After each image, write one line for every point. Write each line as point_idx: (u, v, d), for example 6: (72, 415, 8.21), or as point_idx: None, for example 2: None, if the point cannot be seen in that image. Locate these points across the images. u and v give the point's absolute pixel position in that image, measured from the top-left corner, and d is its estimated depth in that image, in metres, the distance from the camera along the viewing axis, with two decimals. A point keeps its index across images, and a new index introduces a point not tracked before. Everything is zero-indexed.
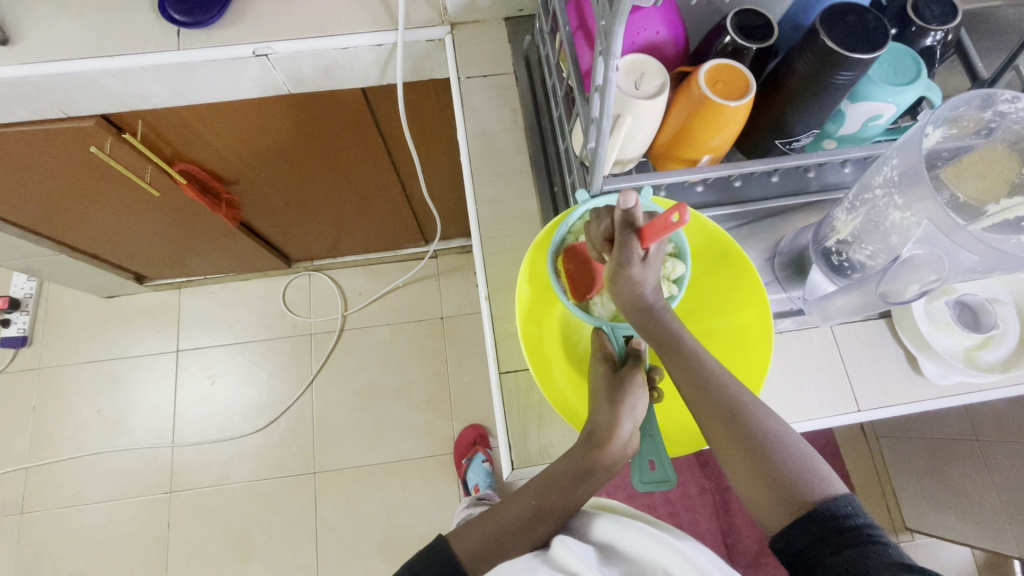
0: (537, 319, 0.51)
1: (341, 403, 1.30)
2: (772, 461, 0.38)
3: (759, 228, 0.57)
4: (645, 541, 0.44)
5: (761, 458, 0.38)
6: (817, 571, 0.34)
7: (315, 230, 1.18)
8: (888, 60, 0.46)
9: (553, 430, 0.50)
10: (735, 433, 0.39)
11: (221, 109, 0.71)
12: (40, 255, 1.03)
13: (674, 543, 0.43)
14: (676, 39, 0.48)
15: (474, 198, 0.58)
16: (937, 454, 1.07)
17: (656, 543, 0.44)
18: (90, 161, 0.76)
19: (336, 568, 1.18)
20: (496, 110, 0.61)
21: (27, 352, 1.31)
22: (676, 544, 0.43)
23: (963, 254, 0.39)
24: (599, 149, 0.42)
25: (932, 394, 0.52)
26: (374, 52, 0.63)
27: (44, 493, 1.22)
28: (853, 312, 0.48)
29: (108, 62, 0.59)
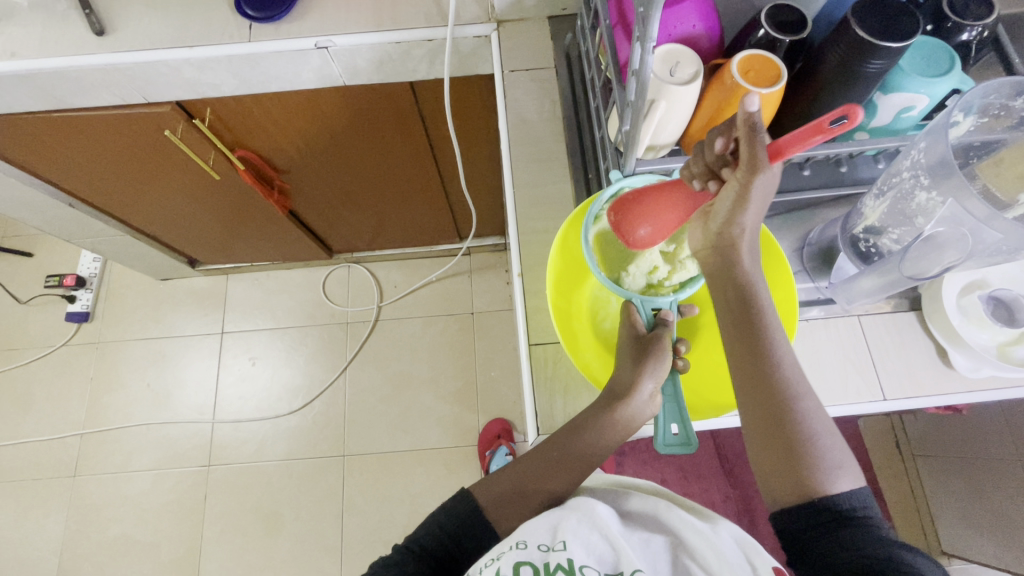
0: (567, 291, 0.53)
1: (372, 390, 1.35)
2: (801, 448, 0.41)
3: (790, 220, 0.59)
4: (671, 517, 0.46)
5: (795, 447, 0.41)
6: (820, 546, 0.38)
7: (356, 221, 1.24)
8: (922, 54, 0.47)
9: (578, 400, 0.53)
10: (772, 410, 0.42)
11: (282, 99, 0.77)
12: (108, 234, 1.12)
13: (698, 523, 0.45)
14: (712, 32, 0.50)
15: (512, 182, 0.62)
16: (976, 473, 1.03)
17: (682, 519, 0.46)
18: (162, 145, 0.83)
19: (359, 549, 1.21)
20: (536, 102, 0.65)
21: (88, 327, 1.41)
22: (702, 528, 0.44)
23: (989, 232, 0.40)
24: (634, 131, 0.44)
25: (963, 388, 0.52)
26: (424, 47, 0.67)
27: (95, 459, 1.30)
28: (878, 293, 0.50)
29: (188, 52, 0.65)
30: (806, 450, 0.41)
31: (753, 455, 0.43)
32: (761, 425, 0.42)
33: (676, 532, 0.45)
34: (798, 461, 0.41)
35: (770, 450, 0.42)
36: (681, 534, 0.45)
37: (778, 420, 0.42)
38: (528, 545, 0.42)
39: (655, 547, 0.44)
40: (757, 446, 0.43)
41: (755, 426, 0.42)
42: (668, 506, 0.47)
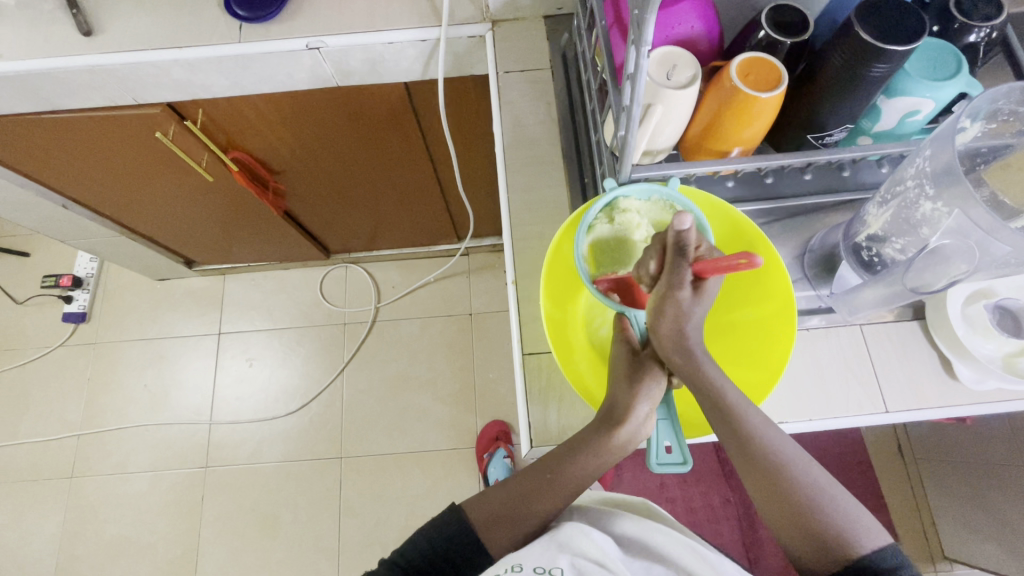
0: (560, 302, 0.52)
1: (370, 392, 1.34)
2: (812, 509, 0.41)
3: (791, 226, 0.57)
4: (670, 543, 0.47)
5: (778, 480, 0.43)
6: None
7: (353, 222, 1.23)
8: (928, 55, 0.45)
9: (573, 411, 0.52)
10: (772, 481, 0.43)
11: (274, 100, 0.76)
12: (103, 235, 1.11)
13: (698, 551, 0.46)
14: (711, 33, 0.49)
15: (506, 187, 0.60)
16: (980, 478, 1.02)
17: (681, 546, 0.47)
18: (154, 147, 0.82)
19: (356, 552, 1.21)
20: (532, 104, 0.63)
21: (85, 327, 1.40)
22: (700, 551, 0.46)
23: (997, 244, 0.38)
24: (629, 137, 0.43)
25: (968, 400, 0.51)
26: (418, 48, 0.66)
27: (92, 460, 1.30)
28: (880, 305, 0.48)
29: (177, 53, 0.64)
30: (815, 512, 0.41)
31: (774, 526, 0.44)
32: (767, 497, 0.43)
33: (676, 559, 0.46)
34: (813, 525, 0.41)
35: (786, 523, 0.42)
36: (680, 561, 0.45)
37: (784, 493, 0.42)
38: (523, 568, 0.42)
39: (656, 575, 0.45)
40: (775, 519, 0.43)
41: (768, 504, 0.43)
42: (664, 530, 0.48)
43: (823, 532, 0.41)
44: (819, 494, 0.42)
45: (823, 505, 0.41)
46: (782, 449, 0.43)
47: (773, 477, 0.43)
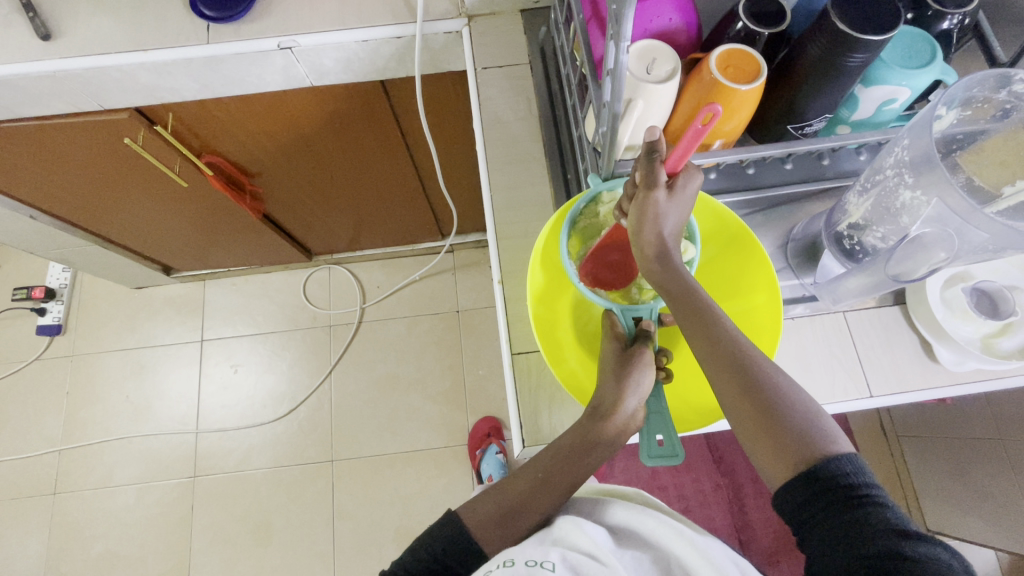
0: (547, 301, 0.52)
1: (358, 393, 1.33)
2: (779, 416, 0.38)
3: (772, 215, 0.58)
4: (662, 530, 0.48)
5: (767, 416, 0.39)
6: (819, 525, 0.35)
7: (335, 223, 1.21)
8: (903, 44, 0.45)
9: (564, 410, 0.51)
10: (742, 386, 0.40)
11: (246, 102, 0.74)
12: (74, 245, 1.08)
13: (689, 536, 0.46)
14: (689, 26, 0.48)
15: (489, 185, 0.60)
16: (960, 452, 1.05)
17: (670, 531, 0.47)
18: (124, 153, 0.79)
19: (351, 554, 1.20)
20: (511, 100, 0.63)
21: (60, 340, 1.36)
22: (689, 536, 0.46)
23: (974, 231, 0.39)
24: (611, 133, 0.42)
25: (948, 381, 0.52)
26: (393, 45, 0.65)
27: (75, 475, 1.27)
28: (864, 293, 0.49)
29: (143, 56, 0.62)
30: (782, 421, 0.38)
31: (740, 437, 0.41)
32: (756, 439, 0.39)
33: (667, 547, 0.47)
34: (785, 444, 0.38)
35: (752, 432, 0.39)
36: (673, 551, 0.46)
37: (752, 399, 0.39)
38: (515, 562, 0.42)
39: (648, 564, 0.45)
40: (741, 429, 0.40)
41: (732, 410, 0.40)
42: (654, 516, 0.49)
43: (788, 437, 0.38)
44: (787, 400, 0.39)
45: (791, 411, 0.39)
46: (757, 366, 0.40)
47: (743, 379, 0.40)
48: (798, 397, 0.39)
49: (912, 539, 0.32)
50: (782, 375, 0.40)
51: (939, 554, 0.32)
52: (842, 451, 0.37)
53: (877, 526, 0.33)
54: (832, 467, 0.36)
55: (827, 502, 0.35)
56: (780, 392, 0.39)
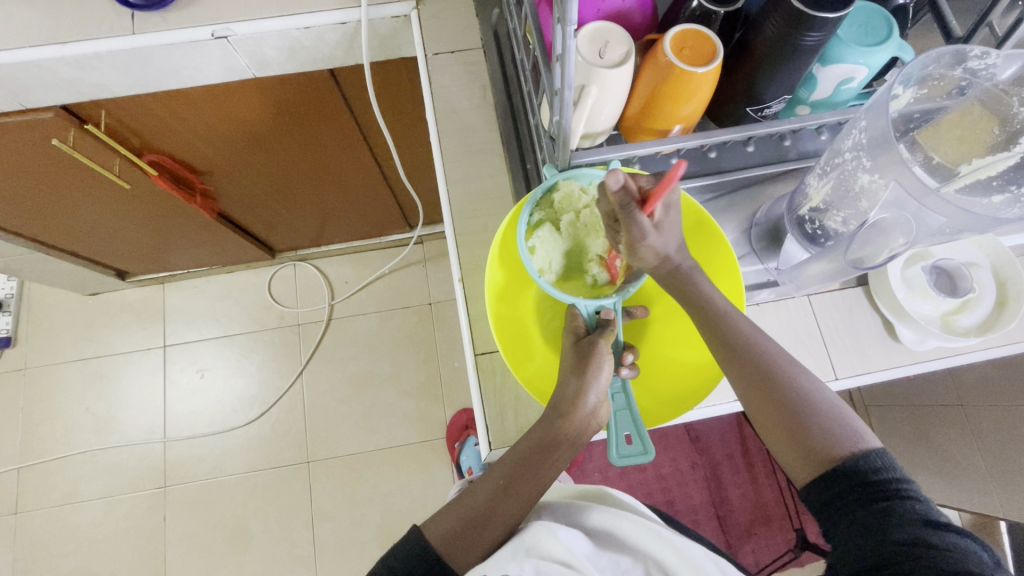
0: (506, 299, 0.50)
1: (332, 392, 1.30)
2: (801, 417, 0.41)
3: (738, 198, 0.56)
4: (636, 530, 0.47)
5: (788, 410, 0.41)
6: (851, 516, 0.37)
7: (296, 218, 1.16)
8: (859, 21, 0.44)
9: (528, 411, 0.50)
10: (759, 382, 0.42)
11: (185, 97, 0.69)
12: (15, 254, 1.01)
13: (665, 535, 0.47)
14: (644, 6, 0.46)
15: (445, 178, 0.57)
16: (924, 420, 1.08)
17: (647, 533, 0.47)
18: (54, 155, 0.74)
19: (333, 555, 1.19)
20: (466, 88, 0.60)
21: (11, 353, 1.29)
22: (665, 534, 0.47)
23: (931, 214, 0.38)
24: (563, 122, 0.40)
25: (910, 360, 0.52)
26: (339, 31, 0.61)
27: (37, 492, 1.21)
28: (826, 279, 0.48)
29: (62, 49, 0.57)
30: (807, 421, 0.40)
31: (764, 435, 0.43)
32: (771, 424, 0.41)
33: (643, 546, 0.47)
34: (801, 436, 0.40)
35: (773, 427, 0.41)
36: (650, 550, 0.47)
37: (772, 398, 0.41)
38: None
39: (623, 565, 0.46)
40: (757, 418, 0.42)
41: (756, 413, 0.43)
42: (631, 518, 0.48)
43: (814, 430, 0.40)
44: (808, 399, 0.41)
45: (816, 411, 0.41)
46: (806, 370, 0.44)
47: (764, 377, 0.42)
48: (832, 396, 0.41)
49: (938, 528, 0.34)
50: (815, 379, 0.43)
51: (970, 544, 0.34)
52: (871, 444, 0.39)
53: (905, 517, 0.35)
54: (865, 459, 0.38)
55: (850, 499, 0.37)
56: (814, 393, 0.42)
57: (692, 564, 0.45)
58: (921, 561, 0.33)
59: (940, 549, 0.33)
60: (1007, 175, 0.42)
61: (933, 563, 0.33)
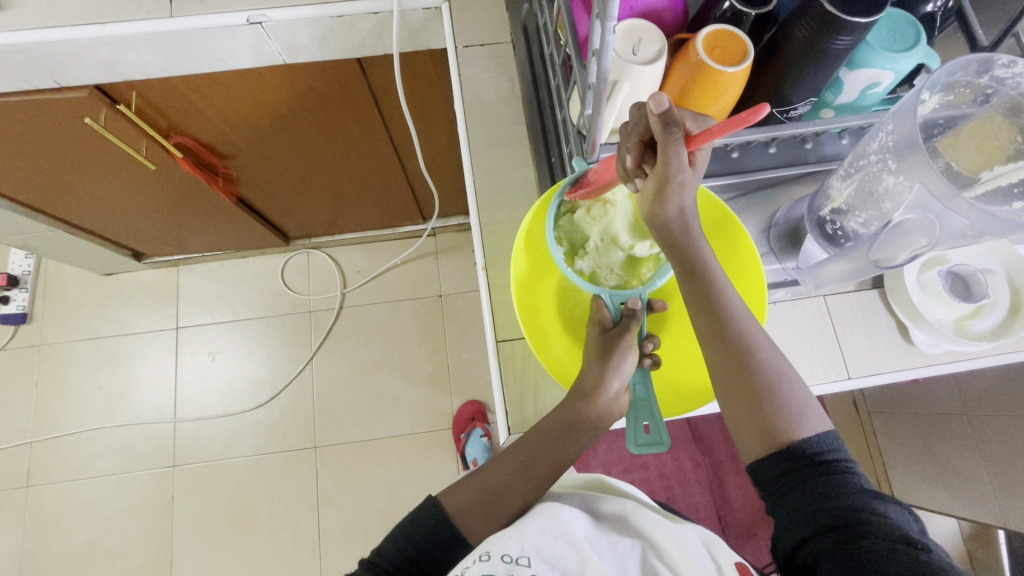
0: (531, 287, 0.51)
1: (341, 379, 1.31)
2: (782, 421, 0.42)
3: (755, 200, 0.58)
4: (641, 519, 0.49)
5: (773, 415, 0.42)
6: (800, 489, 0.40)
7: (312, 205, 1.17)
8: (887, 27, 0.45)
9: (548, 395, 0.51)
10: (744, 378, 0.43)
11: (215, 80, 0.70)
12: (36, 231, 1.03)
13: (666, 523, 0.48)
14: (675, 5, 0.47)
15: (471, 169, 0.58)
16: (929, 428, 1.09)
17: (650, 521, 0.48)
18: (84, 134, 0.75)
19: (337, 539, 1.21)
20: (494, 80, 0.61)
21: (26, 329, 1.31)
22: (666, 525, 0.48)
23: (955, 218, 0.39)
24: (597, 116, 0.41)
25: (921, 362, 0.53)
26: (370, 21, 0.62)
27: (48, 467, 1.23)
28: (844, 279, 0.49)
29: (101, 30, 0.58)
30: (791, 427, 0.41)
31: (731, 423, 0.44)
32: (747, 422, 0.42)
33: (645, 533, 0.48)
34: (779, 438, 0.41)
35: (749, 423, 0.42)
36: (651, 536, 0.47)
37: (751, 397, 0.42)
38: (492, 557, 0.41)
39: (622, 548, 0.45)
40: (733, 412, 0.43)
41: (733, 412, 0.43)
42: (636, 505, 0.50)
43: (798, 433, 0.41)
44: (791, 405, 0.42)
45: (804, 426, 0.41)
46: (781, 384, 0.43)
47: (752, 375, 0.43)
48: (798, 403, 0.42)
49: (875, 497, 0.38)
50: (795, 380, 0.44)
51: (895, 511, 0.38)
52: (821, 428, 0.42)
53: (851, 488, 0.39)
54: (816, 444, 0.41)
55: (802, 468, 0.40)
56: (790, 402, 0.42)
57: (692, 558, 0.44)
58: (868, 522, 0.37)
59: (881, 514, 0.37)
60: None
61: (875, 527, 0.36)
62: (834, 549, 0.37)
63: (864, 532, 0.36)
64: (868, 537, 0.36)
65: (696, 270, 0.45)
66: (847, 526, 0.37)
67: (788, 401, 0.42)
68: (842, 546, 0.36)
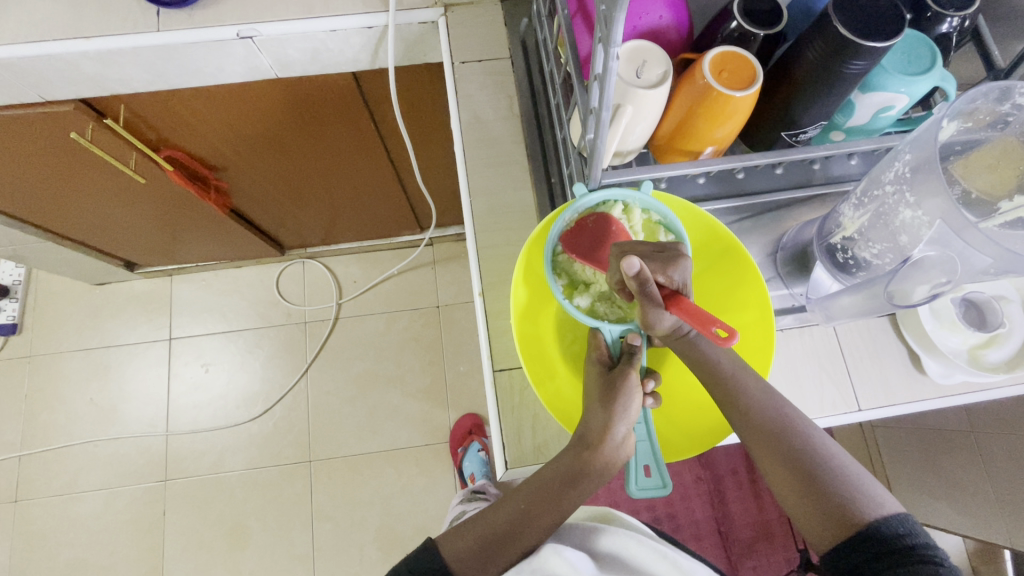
0: (530, 317, 0.49)
1: (336, 392, 1.29)
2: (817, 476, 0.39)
3: (762, 222, 0.56)
4: (643, 552, 0.48)
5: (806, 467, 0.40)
6: None
7: (307, 216, 1.15)
8: (902, 48, 0.43)
9: (547, 429, 0.49)
10: (770, 429, 0.41)
11: (205, 94, 0.68)
12: (24, 243, 1.00)
13: (672, 558, 0.47)
14: (680, 23, 0.45)
15: (468, 190, 0.56)
16: (934, 445, 1.07)
17: (654, 554, 0.47)
18: (70, 148, 0.73)
19: (331, 556, 1.18)
20: (492, 97, 0.59)
21: (16, 339, 1.29)
22: (669, 555, 0.47)
23: (978, 256, 0.37)
24: (598, 141, 0.39)
25: (935, 393, 0.51)
26: (365, 35, 0.60)
27: (38, 481, 1.21)
28: (858, 312, 0.47)
29: (85, 44, 0.56)
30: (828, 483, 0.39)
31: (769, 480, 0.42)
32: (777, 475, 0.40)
33: (649, 568, 0.47)
34: (816, 495, 0.39)
35: (782, 480, 0.40)
36: (656, 573, 0.47)
37: (782, 450, 0.41)
38: None
39: None
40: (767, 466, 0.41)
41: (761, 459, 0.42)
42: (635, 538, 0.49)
43: (821, 481, 0.39)
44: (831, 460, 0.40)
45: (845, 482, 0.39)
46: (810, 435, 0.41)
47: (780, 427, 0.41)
48: (836, 457, 0.40)
49: None
50: (811, 424, 0.42)
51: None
52: (892, 510, 0.37)
53: None
54: (884, 527, 0.36)
55: (870, 559, 0.36)
56: (824, 454, 0.40)
57: None
58: None
59: None
60: None
61: None
62: None
63: None
64: None
65: None
66: None
67: (821, 453, 0.40)
68: None
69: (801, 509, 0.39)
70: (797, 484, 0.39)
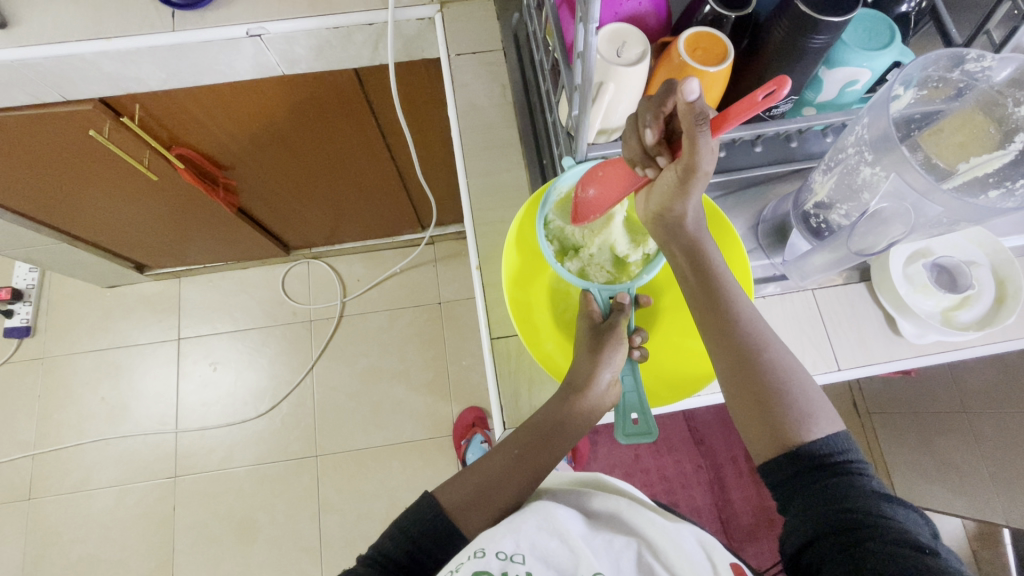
0: (523, 284, 0.52)
1: (341, 387, 1.32)
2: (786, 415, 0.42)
3: (744, 198, 0.60)
4: (635, 518, 0.49)
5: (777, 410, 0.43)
6: (805, 492, 0.41)
7: (311, 215, 1.19)
8: (863, 26, 0.47)
9: (542, 390, 0.52)
10: (747, 374, 0.44)
11: (215, 92, 0.72)
12: (40, 244, 1.04)
13: (660, 522, 0.48)
14: (658, 9, 0.49)
15: (465, 172, 0.60)
16: (928, 426, 1.09)
17: (645, 520, 0.49)
18: (89, 147, 0.77)
19: (338, 548, 1.20)
20: (486, 87, 0.63)
21: (30, 342, 1.32)
22: (660, 523, 0.48)
23: (930, 205, 0.40)
24: (583, 116, 0.43)
25: (910, 353, 0.54)
26: (366, 32, 0.64)
27: (51, 479, 1.24)
28: (830, 268, 0.50)
29: (106, 44, 0.60)
30: (796, 422, 0.42)
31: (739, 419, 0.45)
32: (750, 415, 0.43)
33: (639, 532, 0.48)
34: (781, 434, 0.42)
35: (752, 418, 0.43)
36: (645, 535, 0.47)
37: (757, 393, 0.43)
38: (486, 553, 0.41)
39: (617, 547, 0.46)
40: (740, 407, 0.44)
41: (735, 406, 0.44)
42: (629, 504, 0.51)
43: (786, 418, 0.42)
44: (802, 401, 0.43)
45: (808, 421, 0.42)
46: (788, 381, 0.43)
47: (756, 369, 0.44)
48: (806, 398, 0.43)
49: (884, 500, 0.39)
50: (797, 365, 0.45)
51: (905, 513, 0.39)
52: (834, 431, 0.42)
53: (860, 490, 0.39)
54: (825, 445, 0.41)
55: (809, 471, 0.41)
56: (795, 397, 0.43)
57: (687, 556, 0.45)
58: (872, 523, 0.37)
59: (889, 517, 0.37)
60: (1003, 172, 0.44)
61: (880, 530, 0.37)
62: (836, 553, 0.37)
63: (868, 537, 0.37)
64: (870, 540, 0.36)
65: (695, 270, 0.47)
66: (854, 532, 0.37)
67: (795, 397, 0.43)
68: (845, 550, 0.37)
69: (764, 442, 0.43)
70: (767, 424, 0.42)
